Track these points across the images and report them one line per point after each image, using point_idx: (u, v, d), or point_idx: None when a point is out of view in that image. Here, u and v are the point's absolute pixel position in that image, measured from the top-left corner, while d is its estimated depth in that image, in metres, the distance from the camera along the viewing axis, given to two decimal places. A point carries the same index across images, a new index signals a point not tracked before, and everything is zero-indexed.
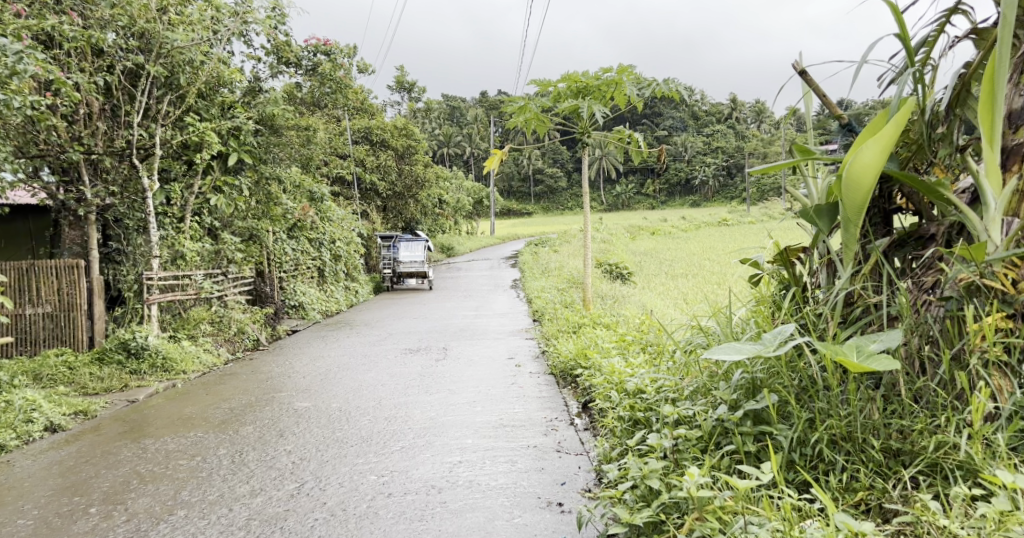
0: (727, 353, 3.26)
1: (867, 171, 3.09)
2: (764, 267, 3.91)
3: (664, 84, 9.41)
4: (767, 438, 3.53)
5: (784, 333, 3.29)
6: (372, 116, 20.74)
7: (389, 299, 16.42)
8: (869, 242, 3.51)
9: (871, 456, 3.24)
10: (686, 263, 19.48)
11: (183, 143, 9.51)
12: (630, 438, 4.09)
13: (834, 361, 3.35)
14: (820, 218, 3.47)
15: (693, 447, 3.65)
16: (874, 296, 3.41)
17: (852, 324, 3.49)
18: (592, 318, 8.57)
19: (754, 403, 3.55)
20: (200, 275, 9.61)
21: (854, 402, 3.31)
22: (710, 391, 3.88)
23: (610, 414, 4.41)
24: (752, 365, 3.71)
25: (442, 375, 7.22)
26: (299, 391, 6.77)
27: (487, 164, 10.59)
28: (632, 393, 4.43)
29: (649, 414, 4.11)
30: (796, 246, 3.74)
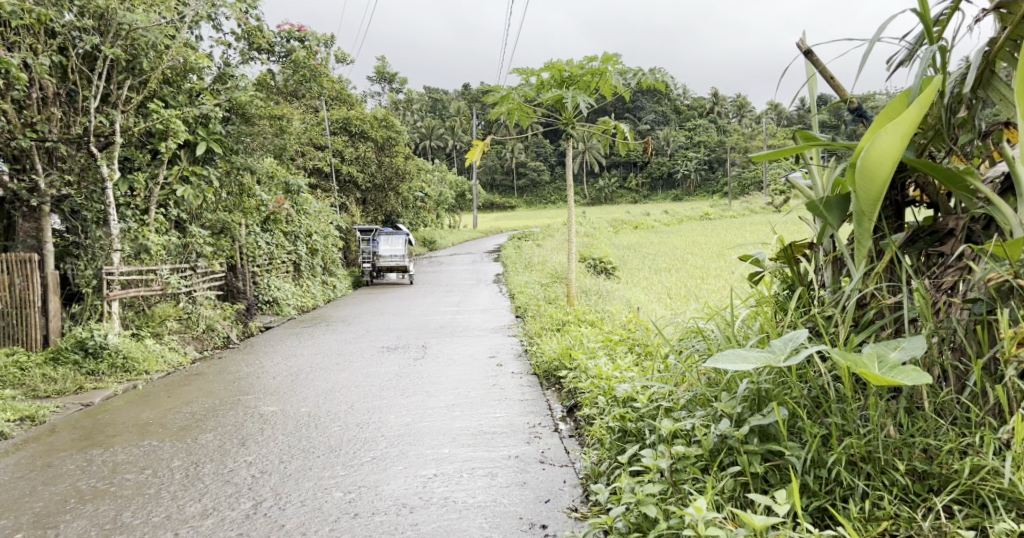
0: (731, 362, 2.98)
1: (884, 159, 2.82)
2: (765, 265, 3.62)
3: (650, 74, 9.09)
4: (777, 458, 3.25)
5: (795, 340, 3.02)
6: (352, 107, 20.35)
7: (368, 294, 16.09)
8: (884, 237, 3.23)
9: (896, 480, 3.02)
10: (670, 257, 19.23)
11: (147, 131, 9.09)
12: (621, 451, 3.80)
13: (849, 371, 3.12)
14: (830, 213, 3.19)
15: (692, 467, 3.36)
16: (889, 297, 3.17)
17: (865, 328, 3.25)
18: (576, 315, 8.26)
19: (761, 418, 3.26)
20: (165, 270, 9.25)
21: (874, 419, 3.09)
22: (709, 402, 3.56)
23: (597, 423, 4.11)
24: (758, 375, 3.42)
25: (419, 376, 6.88)
26: (267, 393, 6.40)
27: (467, 156, 10.24)
28: (621, 400, 4.12)
29: (640, 426, 3.81)
30: (802, 242, 3.47)
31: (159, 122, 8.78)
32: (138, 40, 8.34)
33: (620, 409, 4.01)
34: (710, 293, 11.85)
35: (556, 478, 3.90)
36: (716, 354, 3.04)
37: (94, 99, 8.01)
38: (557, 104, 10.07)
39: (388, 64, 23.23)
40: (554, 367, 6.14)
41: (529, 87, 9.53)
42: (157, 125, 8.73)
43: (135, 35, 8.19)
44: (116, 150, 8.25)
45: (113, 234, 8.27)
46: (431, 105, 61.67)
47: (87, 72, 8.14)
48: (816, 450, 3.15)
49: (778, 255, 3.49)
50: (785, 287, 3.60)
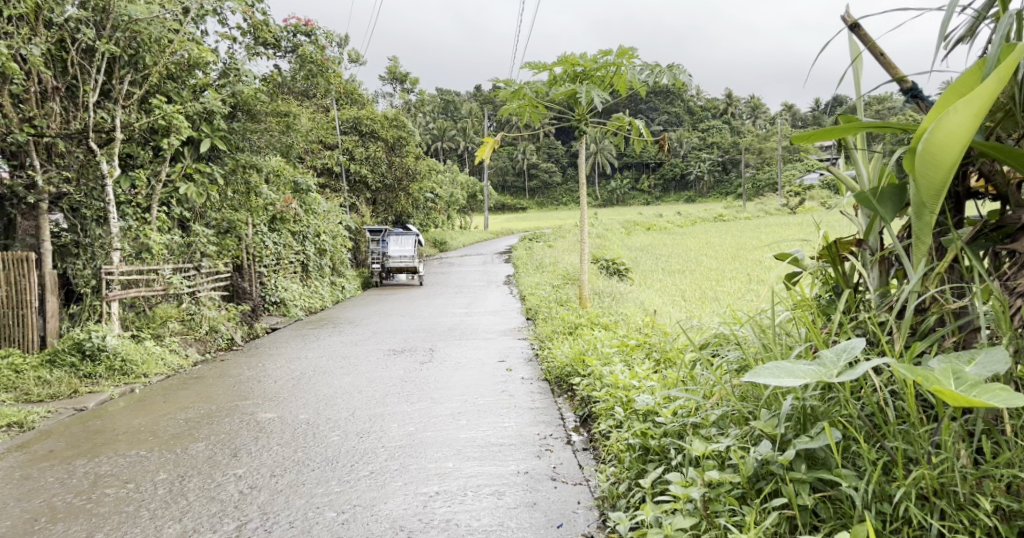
0: (782, 373, 2.66)
1: (953, 140, 2.56)
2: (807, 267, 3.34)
3: (668, 70, 8.71)
4: (828, 489, 2.97)
5: (851, 350, 2.71)
6: (362, 107, 20.08)
7: (377, 295, 15.81)
8: (946, 233, 2.94)
9: (980, 520, 2.69)
10: (683, 259, 18.88)
11: (149, 127, 8.82)
12: (642, 472, 3.52)
13: (916, 389, 2.80)
14: (883, 205, 2.96)
15: (728, 497, 3.10)
16: (954, 302, 2.86)
17: (925, 337, 2.95)
18: (590, 317, 7.94)
19: (808, 442, 2.94)
20: (168, 269, 9.00)
21: (948, 446, 2.75)
22: (746, 420, 3.27)
23: (615, 439, 3.81)
24: (803, 391, 3.10)
25: (426, 380, 6.59)
26: (266, 398, 6.12)
27: (477, 153, 9.93)
28: (641, 414, 3.81)
29: (665, 443, 3.52)
30: (847, 239, 3.15)
31: (163, 119, 8.52)
32: (140, 33, 8.08)
33: (643, 422, 3.71)
34: (725, 296, 11.52)
35: (570, 498, 3.60)
36: (759, 365, 2.69)
37: (93, 93, 7.75)
38: (570, 99, 9.74)
39: (399, 63, 22.96)
40: (568, 373, 5.84)
41: (541, 81, 9.23)
42: (160, 121, 8.47)
43: (137, 27, 7.93)
44: (116, 146, 8.00)
45: (113, 233, 8.01)
46: (443, 105, 61.41)
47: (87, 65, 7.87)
48: (871, 477, 2.87)
49: (821, 254, 3.21)
50: (827, 289, 3.31)
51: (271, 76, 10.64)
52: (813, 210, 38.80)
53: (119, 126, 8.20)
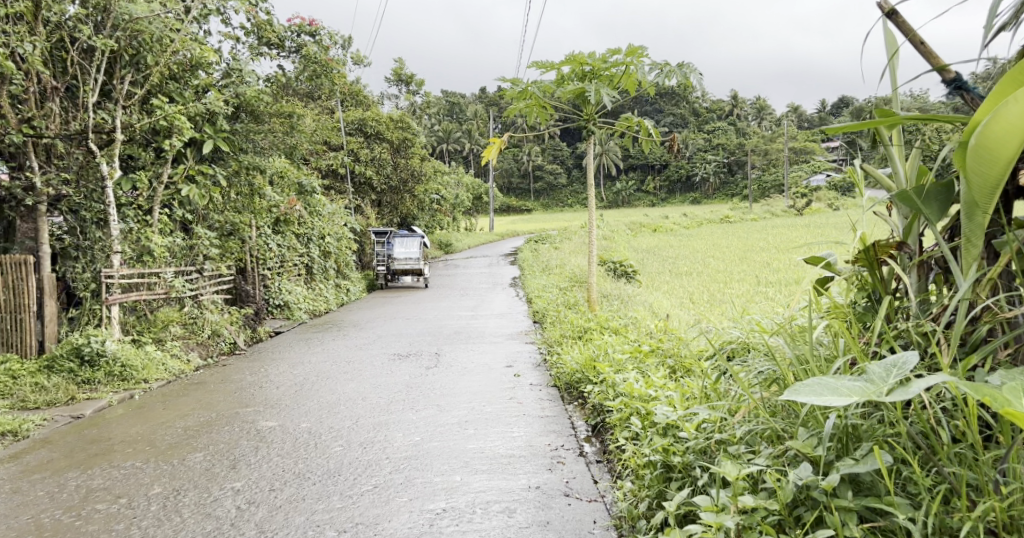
0: (825, 389, 2.54)
1: (1010, 131, 2.46)
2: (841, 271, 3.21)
3: (678, 68, 8.50)
4: (879, 519, 2.78)
5: (903, 366, 2.57)
6: (367, 108, 19.91)
7: (382, 298, 15.64)
8: (1002, 233, 2.77)
9: None
10: (690, 261, 18.66)
11: (150, 127, 8.67)
12: (663, 491, 3.32)
13: (976, 406, 2.65)
14: (929, 206, 2.85)
15: (764, 524, 2.89)
16: (1009, 309, 2.73)
17: (975, 347, 2.83)
18: (599, 321, 7.76)
19: (854, 466, 2.75)
20: (170, 272, 8.84)
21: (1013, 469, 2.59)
22: (780, 440, 3.09)
23: (634, 455, 3.63)
24: (847, 410, 2.94)
25: (432, 387, 6.41)
26: (267, 405, 5.95)
27: (484, 154, 9.75)
28: (660, 428, 3.63)
29: (689, 461, 3.32)
30: (887, 243, 2.97)
31: (165, 119, 8.37)
32: (141, 32, 7.91)
33: (663, 437, 3.53)
34: (735, 299, 11.33)
35: (584, 517, 3.43)
36: (801, 381, 2.58)
37: (92, 93, 7.60)
38: (578, 99, 9.56)
39: (405, 65, 22.81)
40: (579, 379, 5.66)
41: (549, 81, 9.05)
42: (162, 122, 8.32)
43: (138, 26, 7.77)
44: (116, 147, 7.84)
45: (113, 235, 7.85)
46: (448, 107, 61.26)
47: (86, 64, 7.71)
48: (928, 505, 2.69)
49: (857, 258, 3.08)
50: (863, 295, 3.18)
51: (274, 76, 10.48)
52: (820, 211, 38.52)
53: (119, 127, 8.04)
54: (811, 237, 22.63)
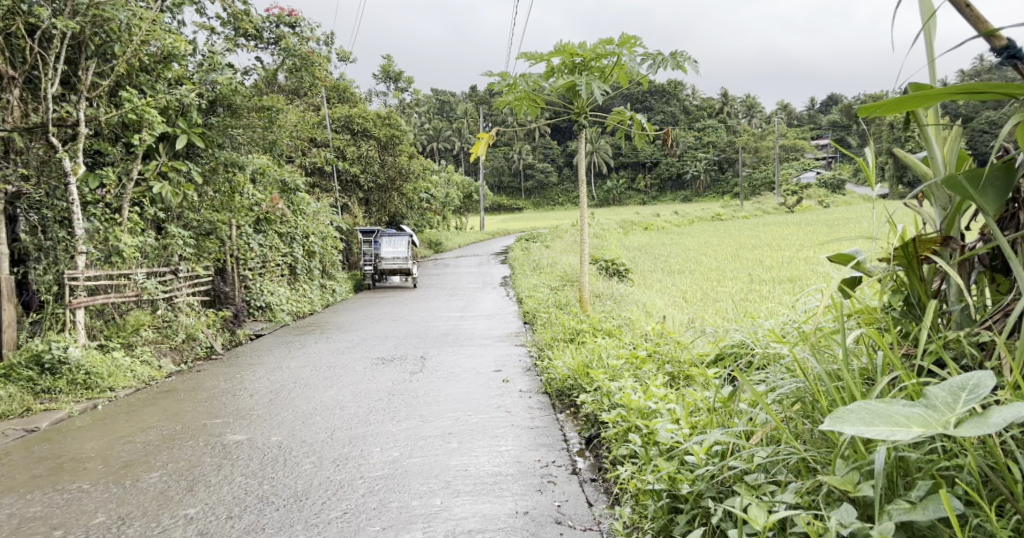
0: (878, 417, 2.33)
1: None
2: (875, 272, 2.97)
3: (671, 58, 8.13)
4: None
5: (976, 394, 2.32)
6: (353, 104, 19.48)
7: (369, 298, 15.23)
8: None
9: None
10: (682, 259, 18.35)
11: (118, 122, 8.30)
12: (669, 527, 2.99)
13: None
14: (982, 194, 2.58)
15: None
16: None
17: None
18: (591, 322, 7.39)
19: (910, 511, 2.40)
20: (141, 274, 8.47)
21: None
22: (809, 472, 2.75)
23: (634, 480, 3.28)
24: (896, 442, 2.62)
25: (415, 394, 6.03)
26: (237, 417, 5.56)
27: (471, 149, 9.37)
28: (665, 450, 3.28)
29: (699, 491, 2.97)
30: (929, 238, 2.72)
31: (133, 113, 8.00)
32: (106, 20, 7.51)
33: (669, 462, 3.18)
34: (730, 298, 11.02)
35: None
36: (852, 404, 2.38)
37: (52, 84, 7.17)
38: (569, 92, 9.18)
39: (393, 61, 22.39)
40: (572, 387, 5.30)
41: (538, 74, 8.68)
42: (130, 114, 7.91)
43: (103, 14, 7.37)
44: (80, 142, 7.46)
45: (78, 235, 7.50)
46: (438, 106, 60.84)
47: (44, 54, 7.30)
48: None
49: (895, 256, 2.83)
50: (899, 297, 2.95)
51: (254, 70, 10.08)
52: (811, 208, 38.35)
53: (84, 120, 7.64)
54: (803, 234, 22.39)
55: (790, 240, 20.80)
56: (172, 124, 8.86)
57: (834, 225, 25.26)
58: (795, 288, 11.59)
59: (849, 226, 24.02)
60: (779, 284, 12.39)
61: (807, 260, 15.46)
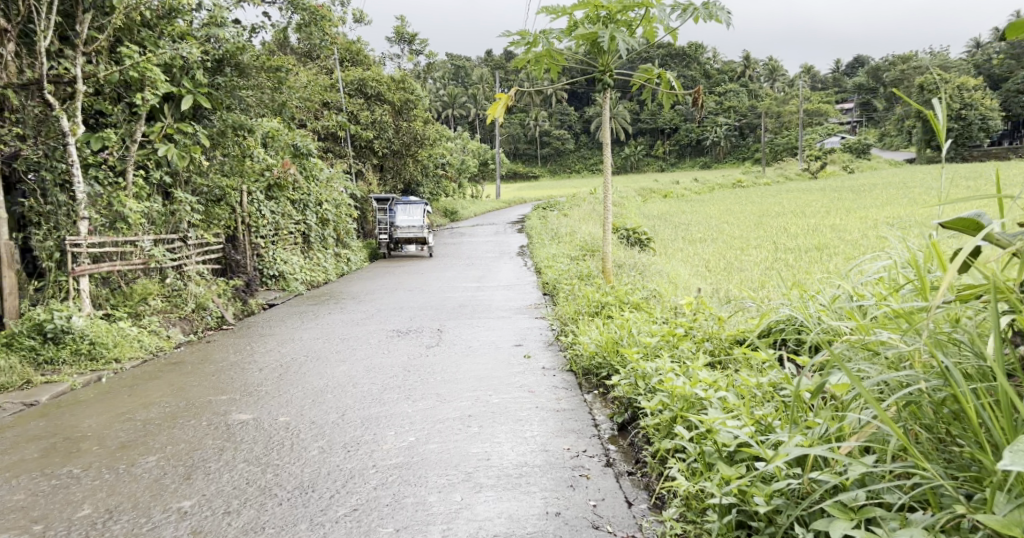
0: None
1: None
2: (1011, 243, 2.85)
3: (704, 10, 7.65)
4: None
5: None
6: (367, 68, 18.98)
7: (384, 267, 14.92)
8: None
9: None
10: (704, 227, 17.84)
11: (121, 81, 8.10)
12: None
13: None
14: None
15: None
16: None
17: None
18: (616, 295, 7.02)
19: None
20: (147, 241, 8.19)
21: None
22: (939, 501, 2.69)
23: (690, 489, 3.11)
24: None
25: (434, 371, 5.73)
26: (245, 393, 5.22)
27: (489, 111, 8.94)
28: (725, 453, 3.11)
29: (774, 511, 2.85)
30: None
31: (133, 71, 7.81)
32: None
33: (732, 468, 3.01)
34: (756, 267, 10.60)
35: None
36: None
37: (47, 38, 6.92)
38: (592, 48, 8.71)
39: (407, 23, 21.81)
40: (604, 367, 4.98)
41: (560, 28, 8.23)
42: (131, 73, 7.68)
43: None
44: (78, 100, 7.25)
45: (79, 200, 7.24)
46: (453, 71, 60.00)
47: (37, 5, 7.01)
48: None
49: None
50: None
51: (262, 26, 9.69)
52: (834, 174, 37.51)
53: (81, 77, 7.45)
54: (828, 202, 21.78)
55: (815, 207, 20.20)
56: (178, 84, 8.59)
57: (859, 192, 24.57)
58: (825, 257, 11.11)
59: (876, 193, 23.34)
60: (806, 252, 11.94)
61: (834, 228, 14.93)
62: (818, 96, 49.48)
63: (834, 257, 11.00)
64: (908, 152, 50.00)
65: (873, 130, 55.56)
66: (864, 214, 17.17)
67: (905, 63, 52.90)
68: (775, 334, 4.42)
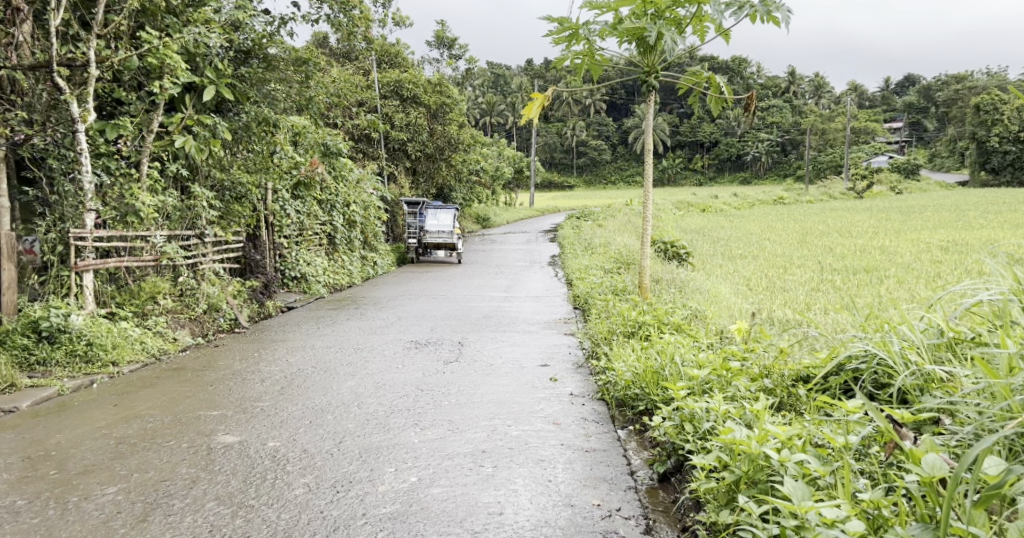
0: None
1: None
2: None
3: (761, 6, 7.14)
4: None
5: None
6: (404, 70, 18.53)
7: (412, 273, 14.43)
8: None
9: None
10: (744, 243, 17.11)
11: (140, 67, 7.58)
12: None
13: None
14: None
15: None
16: None
17: None
18: (655, 313, 6.42)
19: None
20: (160, 236, 7.63)
21: None
22: None
23: None
24: None
25: (451, 391, 5.24)
26: (239, 409, 4.67)
27: (523, 110, 8.36)
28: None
29: None
30: None
31: (152, 56, 7.28)
32: None
33: None
34: (800, 288, 9.93)
35: None
36: None
37: (57, 18, 6.45)
38: (637, 48, 8.12)
39: (447, 27, 21.38)
40: (644, 401, 4.48)
41: (604, 24, 7.68)
42: (148, 58, 7.17)
43: None
44: (90, 85, 6.78)
45: (85, 189, 6.77)
46: (493, 79, 59.61)
47: None
48: None
49: None
50: None
51: (292, 17, 9.29)
52: (879, 195, 36.43)
53: (94, 62, 6.94)
54: (874, 222, 20.91)
55: (861, 227, 19.37)
56: (197, 73, 8.09)
57: (906, 213, 23.65)
58: (874, 280, 10.39)
59: (924, 214, 22.42)
60: (854, 273, 11.23)
61: (883, 250, 14.14)
62: (865, 114, 48.32)
63: (885, 280, 10.28)
64: (958, 174, 48.63)
65: (919, 151, 54.18)
66: (914, 236, 16.33)
67: (957, 84, 51.48)
68: (845, 374, 3.98)
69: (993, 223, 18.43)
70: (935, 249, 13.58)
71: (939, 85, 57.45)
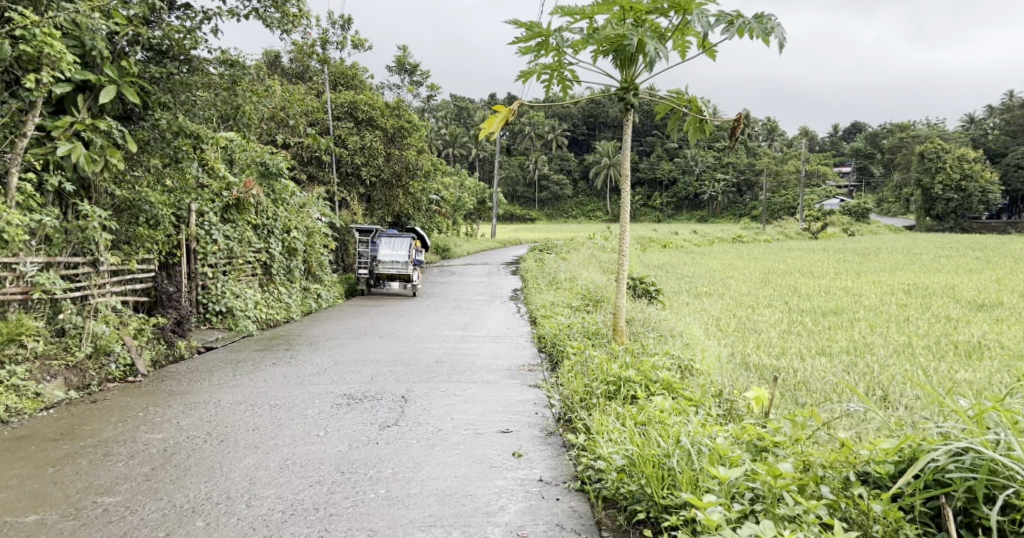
0: None
1: None
2: None
3: (754, 21, 6.09)
4: None
5: None
6: (359, 90, 17.25)
7: (361, 307, 13.04)
8: None
9: None
10: (707, 281, 16.09)
11: (11, 57, 6.11)
12: None
13: None
14: None
15: None
16: None
17: None
18: (640, 364, 5.26)
19: None
20: (31, 263, 6.18)
21: None
22: None
23: None
24: None
25: (379, 465, 4.11)
26: (73, 509, 3.59)
27: (485, 123, 7.10)
28: None
29: None
30: None
31: (27, 44, 5.88)
32: None
33: None
34: (779, 330, 8.88)
35: None
36: None
37: None
38: (615, 61, 6.94)
39: (408, 50, 20.24)
40: (646, 506, 3.39)
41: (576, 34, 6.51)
42: (20, 45, 5.78)
43: None
44: None
45: None
46: (456, 111, 58.68)
47: None
48: None
49: None
50: None
51: (217, 12, 8.00)
52: (835, 237, 36.11)
53: None
54: (829, 262, 20.13)
55: (823, 268, 18.56)
56: (94, 69, 6.65)
57: (861, 255, 23.10)
58: (848, 322, 9.42)
59: (881, 257, 21.81)
60: (825, 315, 10.25)
61: (849, 291, 13.25)
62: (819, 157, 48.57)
63: (859, 322, 9.31)
64: (905, 218, 48.99)
65: (869, 195, 54.66)
66: (877, 277, 15.56)
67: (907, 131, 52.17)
68: (929, 478, 3.09)
69: (950, 267, 17.83)
70: (902, 292, 12.74)
71: (886, 131, 58.34)
